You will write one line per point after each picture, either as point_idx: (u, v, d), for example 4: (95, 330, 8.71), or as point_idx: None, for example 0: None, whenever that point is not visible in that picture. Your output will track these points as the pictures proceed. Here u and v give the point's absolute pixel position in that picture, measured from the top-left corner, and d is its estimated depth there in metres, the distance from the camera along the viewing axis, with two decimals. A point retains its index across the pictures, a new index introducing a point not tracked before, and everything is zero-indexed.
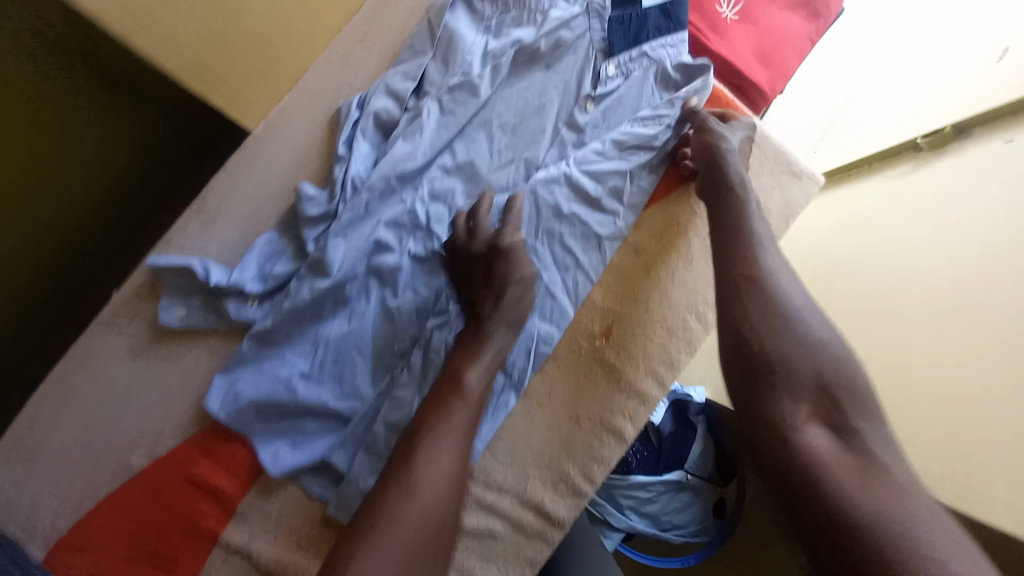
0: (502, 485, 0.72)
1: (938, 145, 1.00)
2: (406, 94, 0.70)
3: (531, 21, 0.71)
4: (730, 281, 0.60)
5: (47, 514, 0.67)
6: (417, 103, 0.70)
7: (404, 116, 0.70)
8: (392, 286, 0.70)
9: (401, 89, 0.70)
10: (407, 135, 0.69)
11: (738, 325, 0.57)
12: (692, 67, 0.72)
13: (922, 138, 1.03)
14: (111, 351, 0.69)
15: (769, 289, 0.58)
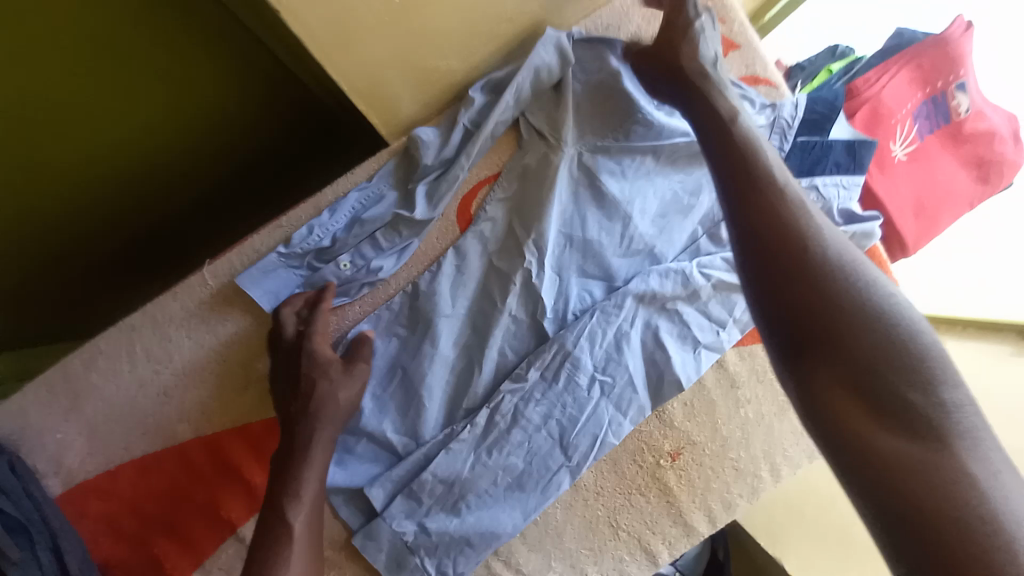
0: (523, 569, 0.69)
1: None
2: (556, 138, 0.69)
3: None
4: (790, 326, 0.41)
5: (86, 453, 0.67)
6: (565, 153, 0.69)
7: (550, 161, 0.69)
8: (487, 338, 0.67)
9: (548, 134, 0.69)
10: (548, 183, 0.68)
11: (816, 412, 0.40)
12: (858, 217, 0.66)
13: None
14: (185, 316, 0.66)
15: (850, 331, 0.40)
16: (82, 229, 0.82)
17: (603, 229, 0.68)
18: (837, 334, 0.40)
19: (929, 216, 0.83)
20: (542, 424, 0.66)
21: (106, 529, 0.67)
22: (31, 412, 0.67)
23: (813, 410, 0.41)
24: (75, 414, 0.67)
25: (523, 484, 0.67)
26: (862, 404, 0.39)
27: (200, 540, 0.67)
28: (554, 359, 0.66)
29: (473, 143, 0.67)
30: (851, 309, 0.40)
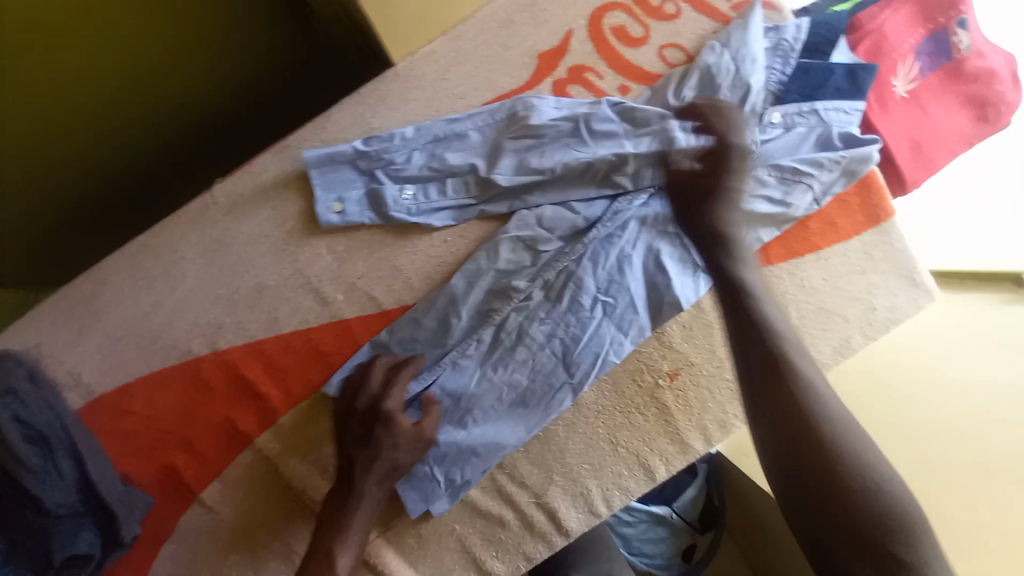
0: (525, 481, 0.72)
1: None
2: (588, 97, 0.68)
3: (720, 39, 0.67)
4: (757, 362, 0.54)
5: (103, 369, 0.69)
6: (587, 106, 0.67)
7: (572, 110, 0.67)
8: (492, 254, 0.67)
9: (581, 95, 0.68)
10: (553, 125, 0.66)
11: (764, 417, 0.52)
12: (859, 140, 0.67)
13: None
14: (199, 235, 0.68)
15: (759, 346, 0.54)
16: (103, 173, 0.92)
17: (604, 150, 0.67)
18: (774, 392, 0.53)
19: (926, 155, 0.84)
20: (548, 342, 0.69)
21: (123, 444, 0.69)
22: (49, 329, 0.69)
23: (766, 418, 0.52)
24: (92, 331, 0.69)
25: (526, 400, 0.69)
26: (769, 399, 0.52)
27: (216, 452, 0.69)
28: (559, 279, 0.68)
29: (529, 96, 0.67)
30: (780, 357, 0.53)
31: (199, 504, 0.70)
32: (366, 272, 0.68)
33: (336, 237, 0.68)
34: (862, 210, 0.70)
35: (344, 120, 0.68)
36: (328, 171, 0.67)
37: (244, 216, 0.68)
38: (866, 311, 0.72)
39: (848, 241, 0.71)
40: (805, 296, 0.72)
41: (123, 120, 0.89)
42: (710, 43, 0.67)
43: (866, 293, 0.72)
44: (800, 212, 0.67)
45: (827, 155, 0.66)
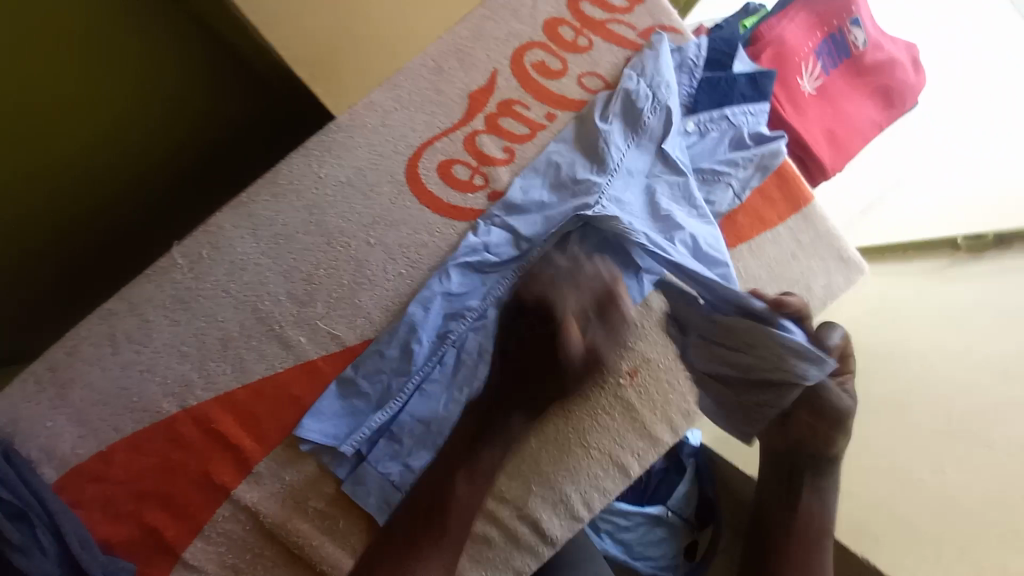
0: (505, 496, 0.74)
1: (976, 249, 0.98)
2: (558, 147, 0.73)
3: (635, 67, 0.73)
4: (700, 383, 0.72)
5: (75, 439, 0.70)
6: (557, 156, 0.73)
7: (550, 166, 0.72)
8: (444, 279, 0.70)
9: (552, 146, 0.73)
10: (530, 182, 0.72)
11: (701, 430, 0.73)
12: (767, 138, 0.73)
13: (962, 239, 1.01)
14: (162, 297, 0.71)
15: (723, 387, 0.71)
16: (49, 233, 0.85)
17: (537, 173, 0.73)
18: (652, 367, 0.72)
19: (841, 143, 0.91)
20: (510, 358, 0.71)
21: (101, 512, 0.70)
22: (20, 405, 0.70)
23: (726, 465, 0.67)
24: (63, 401, 0.70)
25: (495, 415, 0.72)
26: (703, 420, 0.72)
27: (196, 507, 0.70)
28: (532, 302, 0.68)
29: (462, 130, 0.73)
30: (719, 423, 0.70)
31: (182, 563, 0.70)
32: (327, 313, 0.71)
33: (295, 283, 0.71)
34: (784, 200, 0.76)
35: (291, 174, 0.71)
36: (283, 223, 0.71)
37: (204, 273, 0.70)
38: (802, 292, 0.77)
39: (776, 229, 0.76)
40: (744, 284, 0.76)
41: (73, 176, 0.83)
42: (626, 72, 0.73)
43: (802, 275, 0.77)
44: (722, 208, 0.73)
45: (741, 154, 0.73)
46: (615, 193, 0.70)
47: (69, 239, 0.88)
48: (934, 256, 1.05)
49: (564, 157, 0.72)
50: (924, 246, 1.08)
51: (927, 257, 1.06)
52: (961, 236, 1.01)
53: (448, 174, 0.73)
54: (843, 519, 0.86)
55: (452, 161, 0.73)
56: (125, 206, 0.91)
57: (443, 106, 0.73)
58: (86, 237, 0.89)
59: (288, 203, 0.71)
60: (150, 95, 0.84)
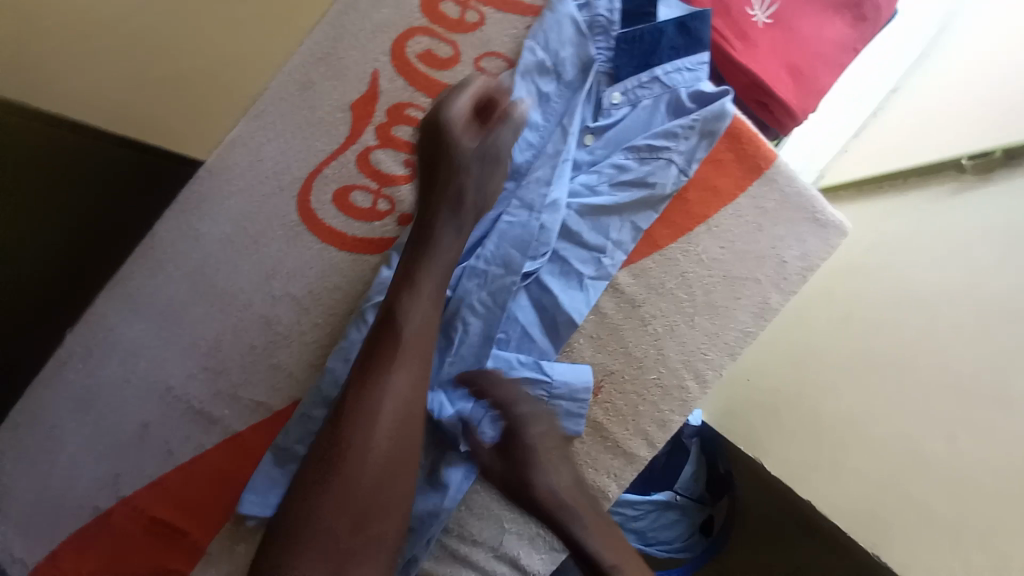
0: (477, 538, 0.69)
1: (984, 169, 0.86)
2: None
3: (536, 36, 0.61)
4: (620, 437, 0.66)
5: (21, 548, 0.67)
6: None
7: None
8: (360, 325, 0.62)
9: None
10: None
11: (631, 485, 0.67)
12: (709, 96, 0.61)
13: (968, 159, 0.88)
14: (60, 396, 0.64)
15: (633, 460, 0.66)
16: None
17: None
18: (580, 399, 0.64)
19: (806, 77, 0.78)
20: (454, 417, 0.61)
21: None
22: None
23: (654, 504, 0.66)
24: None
25: (449, 461, 0.66)
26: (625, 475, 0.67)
27: None
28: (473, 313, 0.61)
29: (350, 150, 0.63)
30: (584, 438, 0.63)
31: None
32: (244, 381, 0.64)
33: (200, 356, 0.64)
34: (741, 164, 0.64)
35: (166, 236, 0.62)
36: (170, 293, 0.62)
37: (101, 362, 0.63)
38: (777, 265, 0.66)
39: (734, 203, 0.65)
40: (707, 269, 0.66)
41: None
42: (528, 44, 0.61)
43: (773, 248, 0.66)
44: (665, 189, 0.62)
45: (681, 121, 0.61)
46: (532, 197, 0.61)
47: None
48: (938, 184, 0.93)
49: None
50: (928, 170, 0.97)
51: (929, 185, 0.94)
52: (966, 156, 0.89)
53: (347, 204, 0.63)
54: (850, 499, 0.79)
55: (348, 189, 0.63)
56: None
57: (323, 127, 0.62)
58: None
59: (170, 270, 0.62)
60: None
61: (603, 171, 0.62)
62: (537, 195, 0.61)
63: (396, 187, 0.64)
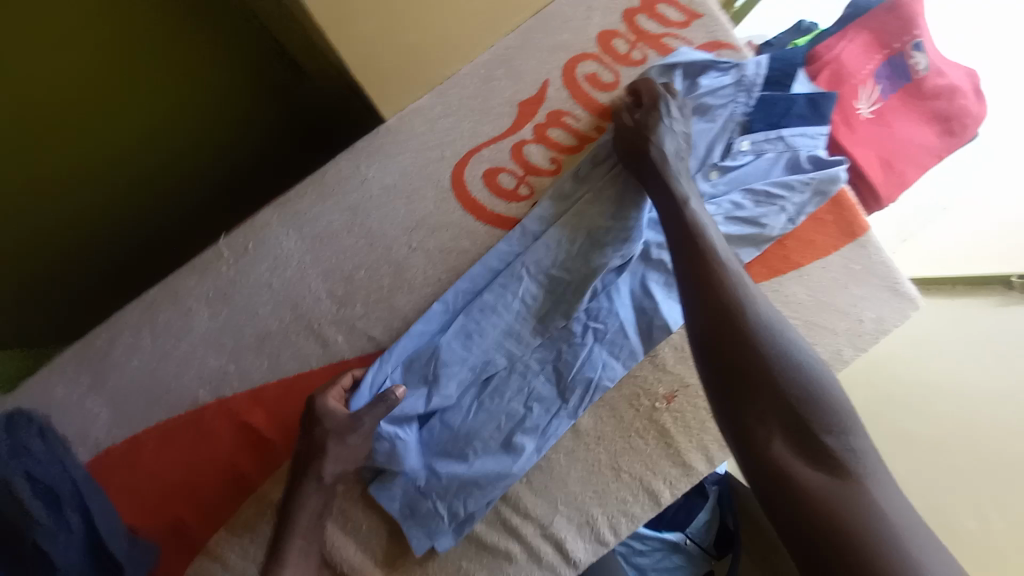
0: (530, 513, 0.72)
1: None
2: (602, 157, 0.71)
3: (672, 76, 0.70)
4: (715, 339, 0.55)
5: (105, 425, 0.70)
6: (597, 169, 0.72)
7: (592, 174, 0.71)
8: (480, 282, 0.71)
9: (602, 154, 0.71)
10: (562, 195, 0.72)
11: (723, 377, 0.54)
12: (825, 162, 0.70)
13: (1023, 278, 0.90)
14: (197, 289, 0.69)
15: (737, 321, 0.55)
16: (84, 272, 0.92)
17: (579, 181, 0.71)
18: (751, 332, 0.54)
19: (895, 169, 0.88)
20: (465, 406, 0.71)
21: (129, 497, 0.70)
22: (57, 388, 0.70)
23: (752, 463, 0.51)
24: (98, 387, 0.69)
25: (524, 429, 0.70)
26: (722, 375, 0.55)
27: (220, 498, 0.70)
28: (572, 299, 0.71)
29: (509, 137, 0.72)
30: (739, 335, 0.54)
31: (206, 555, 0.70)
32: (365, 313, 0.71)
33: (335, 281, 0.71)
34: (838, 227, 0.73)
35: (337, 172, 0.71)
36: (326, 220, 0.70)
37: (247, 267, 0.70)
38: (853, 322, 0.74)
39: (826, 257, 0.73)
40: (790, 310, 0.73)
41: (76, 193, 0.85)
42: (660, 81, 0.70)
43: (852, 306, 0.74)
44: (773, 228, 0.70)
45: (796, 177, 0.70)
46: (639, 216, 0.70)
47: (95, 270, 0.93)
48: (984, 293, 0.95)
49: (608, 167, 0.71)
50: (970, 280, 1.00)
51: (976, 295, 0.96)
52: (1016, 274, 0.91)
53: (494, 182, 0.72)
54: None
55: (497, 170, 0.72)
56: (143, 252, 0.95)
57: (493, 115, 0.72)
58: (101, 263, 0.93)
59: (333, 201, 0.71)
60: (173, 111, 0.85)
61: (723, 204, 0.69)
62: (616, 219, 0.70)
63: (537, 175, 0.73)
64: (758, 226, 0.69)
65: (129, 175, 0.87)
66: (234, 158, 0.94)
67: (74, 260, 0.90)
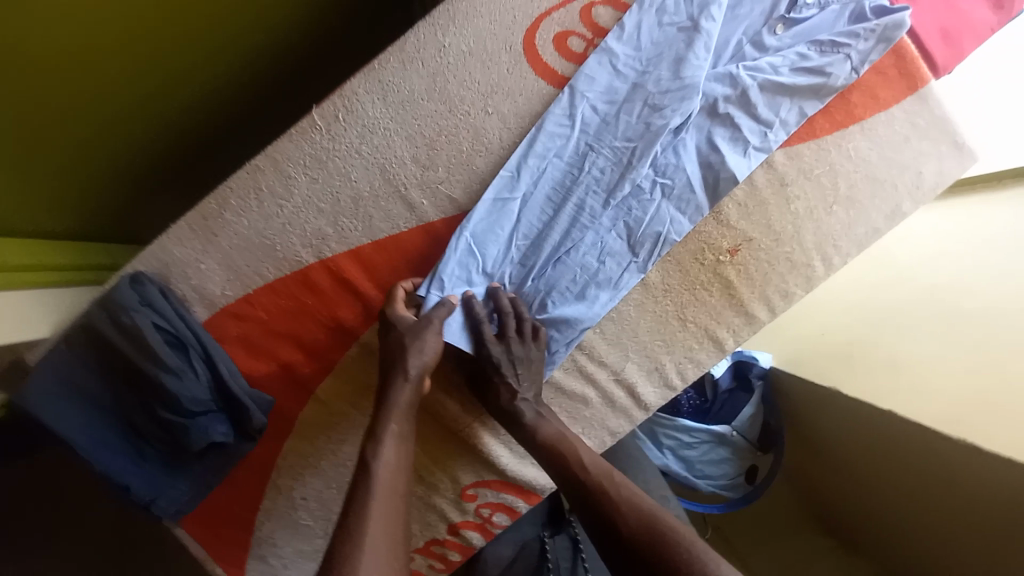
0: (604, 360, 0.79)
1: None
2: (667, 13, 0.73)
3: None
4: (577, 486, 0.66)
5: (219, 284, 0.77)
6: (664, 26, 0.73)
7: (655, 31, 0.74)
8: (548, 141, 0.75)
9: (667, 11, 0.73)
10: (616, 57, 0.74)
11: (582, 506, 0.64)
12: (890, 10, 0.71)
13: None
14: (295, 157, 0.76)
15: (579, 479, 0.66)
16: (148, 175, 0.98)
17: (627, 46, 0.74)
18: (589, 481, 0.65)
19: (953, 39, 0.88)
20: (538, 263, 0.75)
21: (244, 348, 0.79)
22: (173, 248, 0.77)
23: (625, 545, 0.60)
24: (211, 248, 0.77)
25: (597, 283, 0.76)
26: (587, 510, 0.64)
27: (325, 349, 0.78)
28: (639, 158, 0.73)
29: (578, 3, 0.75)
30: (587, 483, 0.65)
31: (318, 399, 0.79)
32: (447, 177, 0.76)
33: (419, 147, 0.76)
34: (902, 80, 0.75)
35: (416, 42, 0.75)
36: (408, 89, 0.75)
37: (341, 133, 0.75)
38: (914, 176, 0.77)
39: (891, 109, 0.75)
40: (852, 165, 0.76)
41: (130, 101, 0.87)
42: None
43: (914, 161, 0.77)
44: (838, 78, 0.72)
45: (862, 25, 0.71)
46: (694, 61, 0.72)
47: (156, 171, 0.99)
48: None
49: (651, 33, 0.74)
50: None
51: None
52: None
53: (565, 47, 0.76)
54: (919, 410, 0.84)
55: (569, 34, 0.76)
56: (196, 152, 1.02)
57: None
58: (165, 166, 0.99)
59: (416, 69, 0.75)
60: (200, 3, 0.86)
61: (788, 55, 0.72)
62: (688, 65, 0.72)
63: (602, 38, 0.75)
64: (823, 75, 0.71)
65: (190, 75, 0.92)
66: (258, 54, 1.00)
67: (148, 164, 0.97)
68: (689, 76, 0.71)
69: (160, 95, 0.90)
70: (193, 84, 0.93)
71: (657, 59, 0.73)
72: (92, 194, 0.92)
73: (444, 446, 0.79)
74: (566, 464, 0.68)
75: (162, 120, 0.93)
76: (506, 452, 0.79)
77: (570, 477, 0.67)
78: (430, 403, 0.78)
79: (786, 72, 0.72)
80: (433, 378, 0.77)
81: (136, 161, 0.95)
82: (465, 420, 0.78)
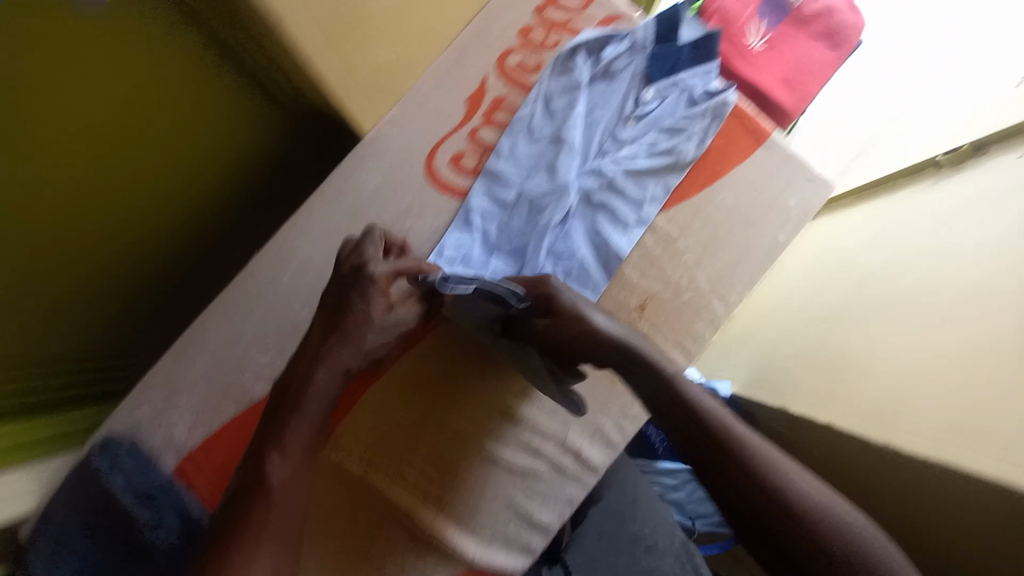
0: (547, 430, 0.84)
1: (958, 161, 1.02)
2: (534, 130, 0.87)
3: (580, 49, 0.87)
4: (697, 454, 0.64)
5: (184, 428, 0.83)
6: (534, 141, 0.86)
7: (528, 146, 0.86)
8: (456, 252, 0.84)
9: (533, 129, 0.87)
10: (500, 173, 0.86)
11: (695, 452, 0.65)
12: (717, 92, 0.85)
13: (943, 156, 1.07)
14: (242, 302, 0.85)
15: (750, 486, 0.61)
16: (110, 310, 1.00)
17: (508, 162, 0.86)
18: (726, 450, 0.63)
19: (795, 86, 1.03)
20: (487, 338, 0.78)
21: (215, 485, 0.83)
22: (142, 403, 0.83)
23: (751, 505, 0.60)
24: (177, 398, 0.84)
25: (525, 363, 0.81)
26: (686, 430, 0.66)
27: None
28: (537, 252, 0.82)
29: (461, 129, 0.88)
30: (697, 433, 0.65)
31: None
32: None
33: None
34: (747, 136, 0.87)
35: (331, 187, 0.87)
36: (330, 226, 0.86)
37: (278, 274, 0.85)
38: (781, 211, 0.87)
39: (746, 163, 0.87)
40: (724, 213, 0.86)
41: (91, 263, 0.91)
42: (575, 55, 0.87)
43: (777, 198, 0.87)
44: (688, 155, 0.84)
45: (696, 108, 0.85)
46: (563, 166, 0.84)
47: (119, 307, 1.01)
48: (922, 178, 1.10)
49: (525, 148, 0.86)
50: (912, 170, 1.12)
51: (915, 180, 1.11)
52: (941, 156, 1.06)
53: (459, 166, 0.88)
54: (852, 419, 0.87)
55: (460, 155, 0.88)
56: (157, 277, 1.04)
57: (448, 112, 0.88)
58: (127, 297, 1.02)
59: (335, 208, 0.86)
60: (154, 154, 0.88)
61: (642, 144, 0.85)
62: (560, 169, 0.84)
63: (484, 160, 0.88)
64: (675, 155, 0.84)
65: (148, 217, 0.95)
66: (224, 188, 1.05)
67: (114, 299, 1.00)
68: (563, 177, 0.84)
69: (115, 248, 0.94)
70: (155, 229, 0.98)
71: (535, 169, 0.85)
72: (41, 345, 0.92)
73: (409, 550, 0.79)
74: (676, 395, 0.67)
75: (121, 265, 0.97)
76: (472, 542, 0.80)
77: (681, 435, 0.66)
78: (389, 508, 0.80)
79: (642, 160, 0.84)
80: (385, 483, 0.80)
81: (104, 306, 0.99)
82: (426, 518, 0.79)
